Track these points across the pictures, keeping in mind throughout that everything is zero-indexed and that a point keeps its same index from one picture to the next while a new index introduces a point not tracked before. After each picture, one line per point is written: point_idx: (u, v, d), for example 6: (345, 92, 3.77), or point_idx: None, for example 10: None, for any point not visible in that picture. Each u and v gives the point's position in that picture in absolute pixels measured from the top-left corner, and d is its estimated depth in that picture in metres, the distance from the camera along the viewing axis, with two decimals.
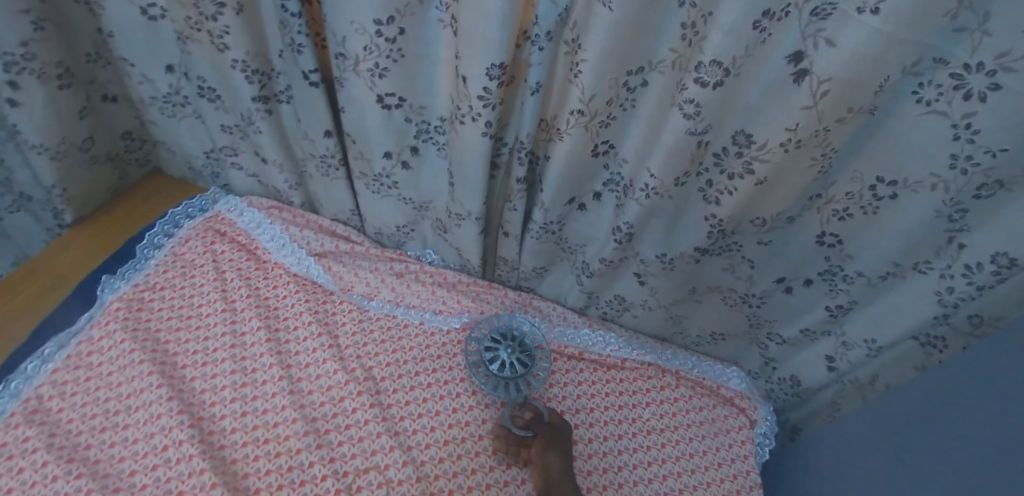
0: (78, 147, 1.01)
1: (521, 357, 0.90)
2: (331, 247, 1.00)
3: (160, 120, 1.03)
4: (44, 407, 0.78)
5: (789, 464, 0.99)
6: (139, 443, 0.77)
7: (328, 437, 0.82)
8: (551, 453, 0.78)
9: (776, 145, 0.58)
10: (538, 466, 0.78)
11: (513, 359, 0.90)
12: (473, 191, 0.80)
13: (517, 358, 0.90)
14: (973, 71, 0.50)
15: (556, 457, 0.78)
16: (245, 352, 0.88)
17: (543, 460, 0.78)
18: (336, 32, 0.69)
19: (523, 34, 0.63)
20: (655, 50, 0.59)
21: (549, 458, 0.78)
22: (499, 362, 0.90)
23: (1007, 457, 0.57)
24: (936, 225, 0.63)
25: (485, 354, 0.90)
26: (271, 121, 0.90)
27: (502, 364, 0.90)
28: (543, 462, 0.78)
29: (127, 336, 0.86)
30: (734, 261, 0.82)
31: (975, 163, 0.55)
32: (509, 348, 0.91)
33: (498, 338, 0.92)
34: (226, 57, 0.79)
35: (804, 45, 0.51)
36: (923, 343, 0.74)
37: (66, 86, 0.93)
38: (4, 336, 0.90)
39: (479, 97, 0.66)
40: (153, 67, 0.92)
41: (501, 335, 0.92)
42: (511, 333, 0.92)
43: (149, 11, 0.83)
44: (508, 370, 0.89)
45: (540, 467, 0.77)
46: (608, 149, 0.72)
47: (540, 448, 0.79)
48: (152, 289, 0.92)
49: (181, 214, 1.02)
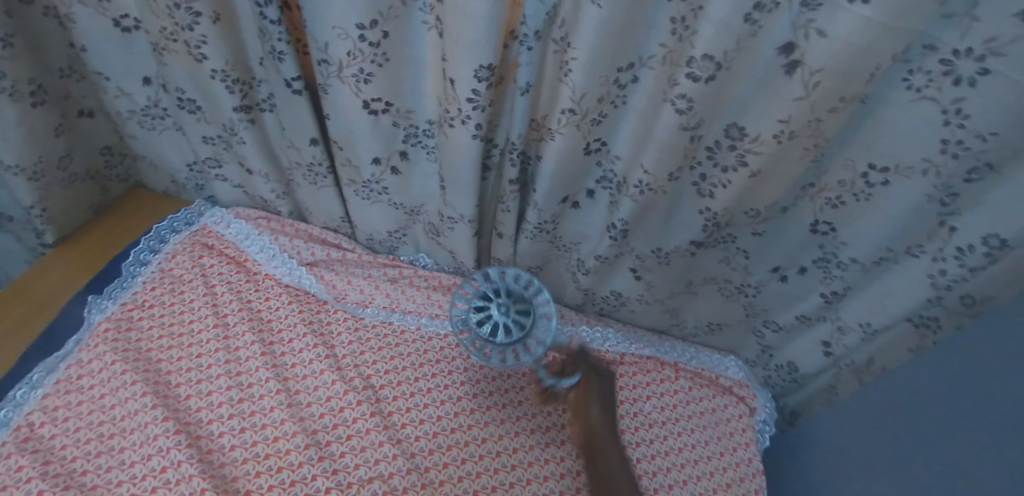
0: (56, 165, 0.99)
1: (516, 317, 0.72)
2: (322, 256, 0.99)
3: (140, 133, 1.01)
4: (35, 434, 0.76)
5: (791, 450, 1.00)
6: (136, 466, 0.75)
7: (330, 448, 0.81)
8: (593, 408, 0.77)
9: (769, 137, 0.58)
10: (581, 418, 0.77)
11: (508, 320, 0.72)
12: (465, 193, 0.79)
13: (512, 319, 0.72)
14: (962, 57, 0.50)
15: (599, 410, 0.77)
16: (240, 367, 0.86)
17: (585, 413, 0.77)
18: (318, 38, 0.67)
19: (511, 34, 0.62)
20: (644, 46, 0.58)
21: (592, 410, 0.77)
22: (491, 327, 0.73)
23: (1004, 435, 0.57)
24: (927, 209, 0.64)
25: (480, 330, 0.73)
26: (254, 131, 0.88)
27: (495, 328, 0.73)
28: (585, 416, 0.77)
29: (117, 357, 0.84)
30: (729, 252, 0.82)
31: (966, 147, 0.56)
32: (502, 306, 0.73)
33: (488, 294, 0.74)
34: (205, 67, 0.76)
35: (794, 36, 0.50)
36: (917, 324, 0.75)
37: (39, 103, 0.91)
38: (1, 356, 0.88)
39: (468, 100, 0.65)
40: (130, 80, 0.90)
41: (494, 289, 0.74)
42: (503, 285, 0.73)
43: (122, 22, 0.81)
44: (510, 335, 0.71)
45: (583, 420, 0.77)
46: (600, 146, 0.71)
47: (581, 402, 0.78)
48: (140, 307, 0.90)
49: (166, 228, 1.01)
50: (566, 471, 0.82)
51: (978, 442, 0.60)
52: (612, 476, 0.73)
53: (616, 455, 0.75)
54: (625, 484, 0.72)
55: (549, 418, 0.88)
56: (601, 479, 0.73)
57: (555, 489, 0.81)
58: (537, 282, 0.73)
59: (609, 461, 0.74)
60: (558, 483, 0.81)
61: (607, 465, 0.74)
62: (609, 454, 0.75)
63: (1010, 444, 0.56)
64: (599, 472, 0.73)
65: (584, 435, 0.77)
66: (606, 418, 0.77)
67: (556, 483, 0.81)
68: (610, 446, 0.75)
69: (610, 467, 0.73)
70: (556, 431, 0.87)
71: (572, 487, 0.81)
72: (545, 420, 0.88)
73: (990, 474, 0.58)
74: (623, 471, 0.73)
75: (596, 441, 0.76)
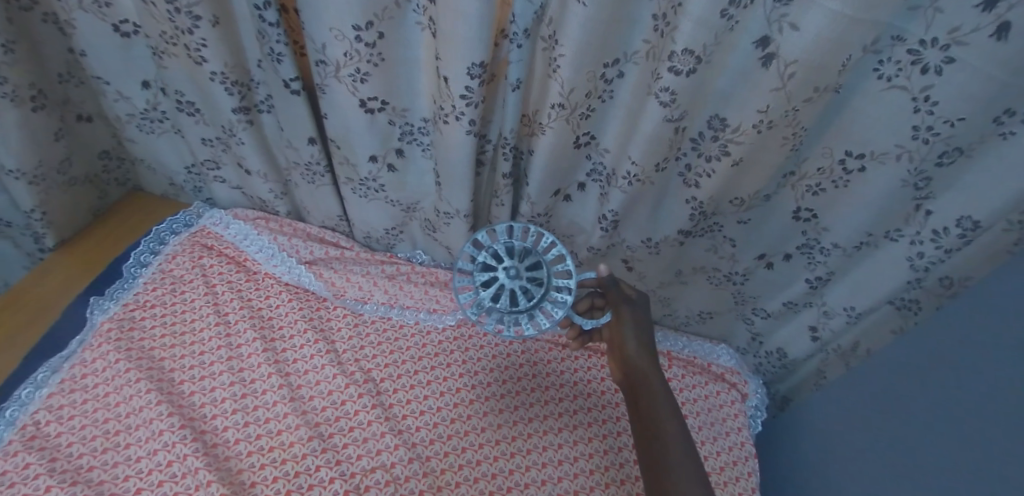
0: (56, 169, 1.00)
1: (529, 275, 0.68)
2: (321, 254, 1.01)
3: (139, 137, 1.03)
4: (42, 432, 0.78)
5: (783, 435, 1.03)
6: (143, 462, 0.77)
7: (333, 440, 0.82)
8: (630, 337, 0.73)
9: (749, 127, 0.61)
10: (620, 352, 0.74)
11: (522, 281, 0.68)
12: (460, 188, 0.82)
13: (526, 278, 0.68)
14: (929, 46, 0.53)
15: (636, 340, 0.73)
16: (242, 364, 0.88)
17: (623, 344, 0.73)
18: (315, 39, 0.69)
19: (501, 33, 0.65)
20: (629, 42, 0.61)
21: (627, 340, 0.73)
22: (509, 295, 0.69)
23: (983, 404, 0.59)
24: (903, 194, 0.67)
25: (497, 299, 0.69)
26: (253, 132, 0.90)
27: (512, 294, 0.69)
28: (623, 348, 0.73)
29: (121, 356, 0.85)
30: (716, 241, 0.85)
31: (935, 133, 0.59)
32: (512, 270, 0.68)
33: (489, 264, 0.69)
34: (204, 70, 0.78)
35: (770, 30, 0.53)
36: (899, 307, 0.78)
37: (39, 108, 0.92)
38: (3, 356, 0.89)
39: (461, 96, 0.67)
40: (129, 84, 0.92)
41: (495, 255, 0.69)
42: (503, 247, 0.68)
43: (122, 27, 0.83)
44: (530, 295, 0.68)
45: (622, 352, 0.74)
46: (589, 140, 0.74)
47: (616, 332, 0.74)
48: (142, 308, 0.92)
49: (166, 230, 1.04)
50: (563, 458, 0.84)
51: (964, 417, 0.62)
52: (655, 402, 0.68)
53: (659, 383, 0.70)
54: (669, 409, 0.67)
55: (546, 407, 0.90)
56: (643, 408, 0.69)
57: (554, 475, 0.83)
58: (534, 230, 0.70)
59: (652, 389, 0.69)
60: (556, 468, 0.83)
61: (651, 393, 0.69)
62: (652, 383, 0.70)
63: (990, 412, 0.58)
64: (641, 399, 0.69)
65: (624, 368, 0.73)
66: (645, 349, 0.72)
67: (554, 469, 0.83)
68: (652, 374, 0.71)
69: (654, 394, 0.69)
70: (553, 419, 0.89)
71: (570, 473, 0.83)
72: (542, 408, 0.90)
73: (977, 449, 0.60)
74: (667, 398, 0.68)
75: (638, 372, 0.71)
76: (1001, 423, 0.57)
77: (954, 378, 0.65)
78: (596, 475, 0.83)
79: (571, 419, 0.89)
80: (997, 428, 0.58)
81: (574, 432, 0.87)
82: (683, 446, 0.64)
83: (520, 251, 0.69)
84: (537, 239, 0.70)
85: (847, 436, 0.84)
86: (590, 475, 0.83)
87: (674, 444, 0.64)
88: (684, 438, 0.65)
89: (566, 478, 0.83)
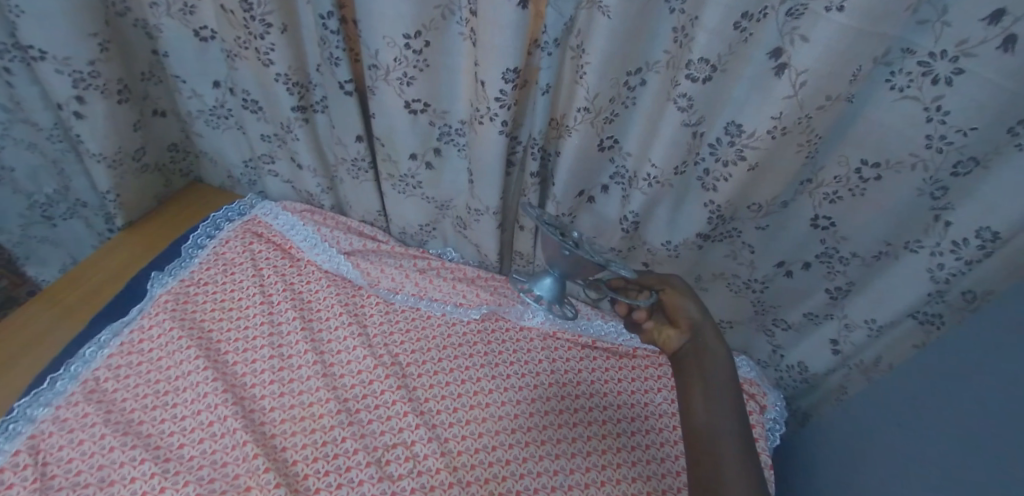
0: (132, 156, 1.12)
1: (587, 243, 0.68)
2: (359, 246, 1.08)
3: (206, 131, 1.14)
4: (101, 387, 0.86)
5: (799, 452, 1.01)
6: (187, 420, 0.84)
7: (359, 415, 0.88)
8: (690, 304, 0.69)
9: (764, 133, 0.64)
10: (678, 321, 0.70)
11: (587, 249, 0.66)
12: (491, 186, 0.87)
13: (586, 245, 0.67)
14: (938, 58, 0.56)
15: (698, 309, 0.70)
16: (282, 340, 0.95)
17: (681, 313, 0.70)
18: (369, 46, 0.77)
19: (534, 43, 0.71)
20: (652, 52, 0.67)
21: (687, 309, 0.70)
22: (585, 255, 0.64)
23: (990, 409, 0.59)
24: (920, 203, 0.69)
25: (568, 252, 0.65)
26: (307, 129, 0.99)
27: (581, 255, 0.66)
28: (683, 317, 0.69)
29: (175, 324, 0.94)
30: (736, 247, 0.88)
31: (949, 142, 0.61)
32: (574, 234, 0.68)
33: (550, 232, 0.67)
34: (270, 71, 0.88)
35: (783, 42, 0.58)
36: (921, 322, 0.78)
37: (124, 101, 1.04)
38: (75, 317, 1.01)
39: (496, 99, 0.73)
40: (202, 83, 1.03)
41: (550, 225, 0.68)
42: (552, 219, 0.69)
43: (201, 33, 0.94)
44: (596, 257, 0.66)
45: (680, 321, 0.70)
46: (613, 144, 0.79)
47: (673, 300, 0.71)
48: (196, 284, 1.01)
49: (222, 217, 1.14)
50: (576, 452, 0.87)
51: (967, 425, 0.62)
52: (714, 379, 0.65)
53: (722, 356, 0.67)
54: (729, 389, 0.65)
55: (563, 402, 0.93)
56: (702, 383, 0.65)
57: (566, 467, 0.85)
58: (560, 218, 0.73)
59: (713, 365, 0.66)
60: (569, 461, 0.85)
61: (712, 368, 0.66)
62: (714, 356, 0.67)
63: (999, 416, 0.58)
64: (700, 373, 0.66)
65: (683, 338, 0.69)
66: (705, 318, 0.69)
67: (568, 461, 0.85)
68: (714, 345, 0.68)
69: (714, 368, 0.66)
70: (568, 414, 0.92)
71: (582, 467, 0.85)
72: (559, 402, 0.93)
73: (968, 458, 0.61)
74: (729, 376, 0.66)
75: (698, 343, 0.68)
76: (997, 427, 0.58)
77: (965, 385, 0.65)
78: (608, 470, 0.85)
79: (587, 416, 0.92)
80: (995, 432, 0.58)
81: (588, 428, 0.90)
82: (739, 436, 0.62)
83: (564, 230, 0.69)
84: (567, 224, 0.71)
85: (860, 452, 0.83)
86: (602, 470, 0.85)
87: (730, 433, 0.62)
88: (740, 426, 0.62)
89: (578, 470, 0.84)
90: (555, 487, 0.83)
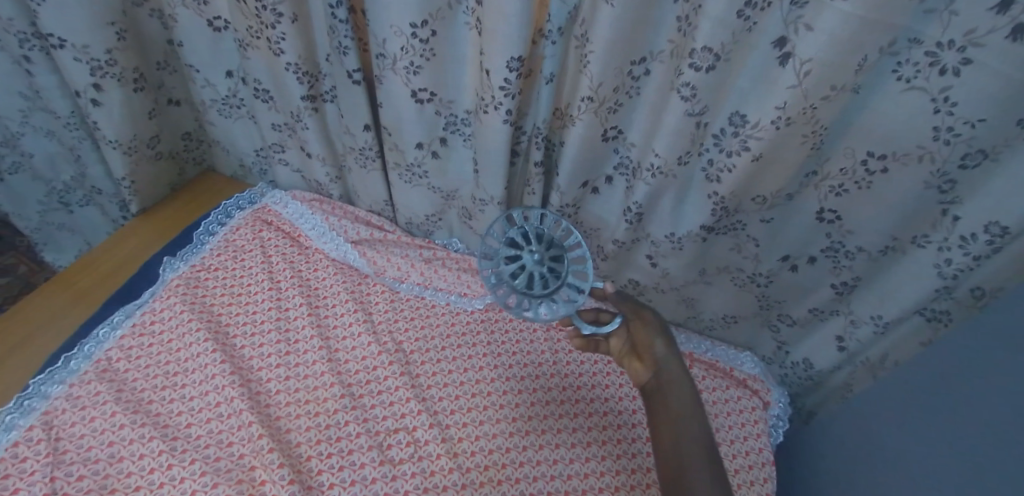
0: (146, 144, 1.14)
1: (550, 264, 0.72)
2: (366, 235, 1.09)
3: (218, 121, 1.16)
4: (112, 367, 0.89)
5: (802, 449, 1.01)
6: (195, 400, 0.86)
7: (362, 400, 0.89)
8: (657, 340, 0.72)
9: (768, 123, 0.64)
10: (643, 357, 0.72)
11: (544, 268, 0.72)
12: (495, 175, 0.88)
13: (547, 267, 0.72)
14: (946, 48, 0.55)
15: (663, 345, 0.72)
16: (289, 325, 0.97)
17: (647, 349, 0.72)
18: (377, 35, 0.78)
19: (539, 32, 0.72)
20: (656, 41, 0.67)
21: (654, 345, 0.72)
22: (527, 276, 0.72)
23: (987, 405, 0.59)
24: (927, 197, 0.68)
25: (510, 269, 0.73)
26: (317, 118, 1.00)
27: (530, 277, 0.72)
28: (648, 354, 0.72)
29: (185, 307, 0.96)
30: (740, 240, 0.88)
31: (956, 134, 0.60)
32: (536, 255, 0.72)
33: (516, 242, 0.73)
34: (280, 60, 0.89)
35: (787, 31, 0.58)
36: (929, 319, 0.78)
37: (139, 89, 1.06)
38: (89, 300, 1.03)
39: (501, 88, 0.73)
40: (215, 73, 1.05)
41: (524, 236, 0.73)
42: (535, 232, 0.73)
43: (214, 23, 0.96)
44: (536, 285, 0.72)
45: (645, 357, 0.72)
46: (617, 134, 0.80)
47: (643, 336, 0.73)
48: (207, 270, 1.03)
49: (233, 206, 1.16)
50: (576, 442, 0.87)
51: (965, 421, 0.62)
52: (678, 406, 0.66)
53: (685, 387, 0.68)
54: (695, 418, 0.65)
55: (564, 393, 0.94)
56: (665, 417, 0.66)
57: (566, 456, 0.85)
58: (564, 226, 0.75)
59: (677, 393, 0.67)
60: (568, 450, 0.86)
61: (676, 397, 0.67)
62: (676, 388, 0.68)
63: (995, 412, 0.58)
64: (664, 403, 0.67)
65: (648, 373, 0.71)
66: (671, 354, 0.71)
67: (568, 451, 0.86)
68: (678, 375, 0.69)
69: (678, 397, 0.67)
70: (569, 405, 0.92)
71: (582, 457, 0.85)
72: (560, 393, 0.93)
73: (971, 460, 0.60)
74: (693, 407, 0.66)
75: (660, 377, 0.70)
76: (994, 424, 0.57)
77: (963, 381, 0.64)
78: (607, 461, 0.85)
79: (587, 407, 0.92)
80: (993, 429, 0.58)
81: (589, 419, 0.90)
82: (709, 464, 0.61)
83: (545, 240, 0.73)
84: (563, 236, 0.75)
85: (862, 449, 0.82)
86: (601, 461, 0.85)
87: (694, 459, 0.62)
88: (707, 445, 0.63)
89: (578, 460, 0.85)
90: (554, 476, 0.83)
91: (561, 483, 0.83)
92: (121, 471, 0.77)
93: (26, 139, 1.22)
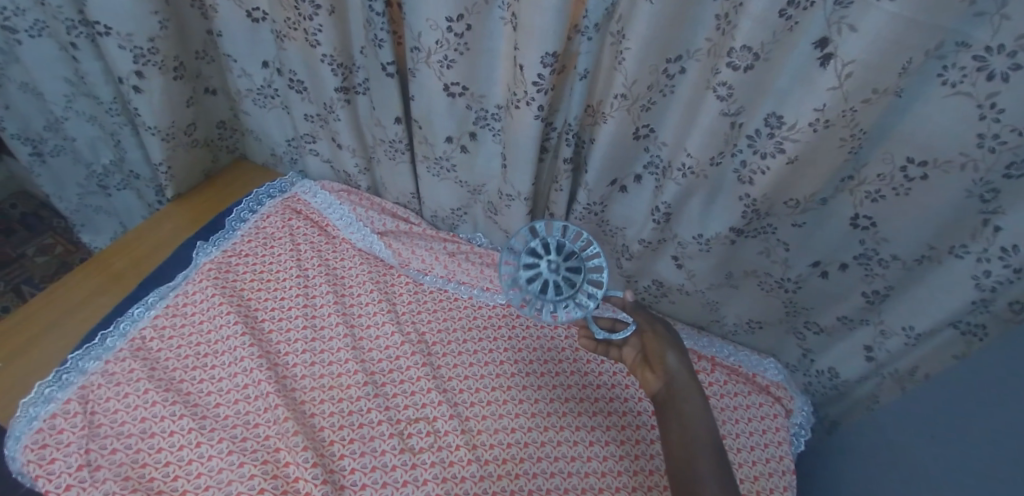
0: (183, 131, 1.18)
1: (567, 273, 0.74)
2: (392, 227, 1.10)
3: (253, 110, 1.18)
4: (146, 346, 0.91)
5: (824, 459, 0.99)
6: (224, 381, 0.88)
7: (385, 388, 0.91)
8: (670, 352, 0.73)
9: (805, 125, 0.63)
10: (655, 367, 0.73)
11: (559, 276, 0.74)
12: (524, 171, 0.88)
13: (563, 276, 0.73)
14: (994, 53, 0.54)
15: (676, 357, 0.73)
16: (316, 312, 0.99)
17: (660, 360, 0.73)
18: (413, 28, 0.80)
19: (574, 28, 0.72)
20: (693, 39, 0.67)
21: (667, 357, 0.73)
22: (542, 283, 0.74)
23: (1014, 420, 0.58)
24: (968, 206, 0.66)
25: (525, 275, 0.74)
26: (349, 110, 1.02)
27: (545, 284, 0.74)
28: (660, 365, 0.73)
29: (217, 291, 0.98)
30: (769, 244, 0.86)
31: (1002, 142, 0.58)
32: (553, 264, 0.73)
33: (536, 251, 0.74)
34: (316, 52, 0.91)
35: (829, 31, 0.57)
36: (964, 332, 0.75)
37: (178, 77, 1.10)
38: (124, 281, 1.07)
39: (533, 83, 0.73)
40: (252, 63, 1.07)
41: (545, 244, 0.74)
42: (554, 241, 0.74)
43: (253, 14, 0.98)
44: (550, 291, 0.74)
45: (657, 368, 0.73)
46: (649, 132, 0.80)
47: (658, 348, 0.74)
48: (238, 255, 1.05)
49: (264, 194, 1.18)
50: (595, 441, 0.87)
51: (993, 436, 0.60)
52: (689, 416, 0.67)
53: (697, 399, 0.68)
54: (705, 428, 0.66)
55: (583, 390, 0.93)
56: (677, 424, 0.67)
57: (584, 454, 0.85)
58: (584, 236, 0.75)
59: (687, 404, 0.68)
60: (586, 448, 0.86)
61: (686, 406, 0.68)
62: (688, 398, 0.68)
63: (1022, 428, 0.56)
64: (676, 413, 0.68)
65: (659, 383, 0.72)
66: (684, 367, 0.72)
67: (586, 448, 0.86)
68: (689, 389, 0.70)
69: (691, 409, 0.67)
70: (588, 402, 0.92)
71: (599, 455, 0.85)
72: (579, 391, 0.93)
73: (1000, 477, 0.59)
74: (705, 418, 0.67)
75: (673, 387, 0.70)
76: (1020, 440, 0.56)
77: (991, 396, 0.63)
78: (625, 461, 0.85)
79: (606, 405, 0.92)
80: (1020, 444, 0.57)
81: (608, 418, 0.90)
82: (720, 472, 0.62)
83: (564, 249, 0.74)
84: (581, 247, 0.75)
85: (887, 461, 0.81)
86: (619, 460, 0.85)
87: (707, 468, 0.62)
88: (718, 456, 0.64)
89: (596, 458, 0.85)
90: (571, 473, 0.83)
91: (578, 481, 0.83)
92: (151, 447, 0.80)
93: (69, 123, 1.27)
